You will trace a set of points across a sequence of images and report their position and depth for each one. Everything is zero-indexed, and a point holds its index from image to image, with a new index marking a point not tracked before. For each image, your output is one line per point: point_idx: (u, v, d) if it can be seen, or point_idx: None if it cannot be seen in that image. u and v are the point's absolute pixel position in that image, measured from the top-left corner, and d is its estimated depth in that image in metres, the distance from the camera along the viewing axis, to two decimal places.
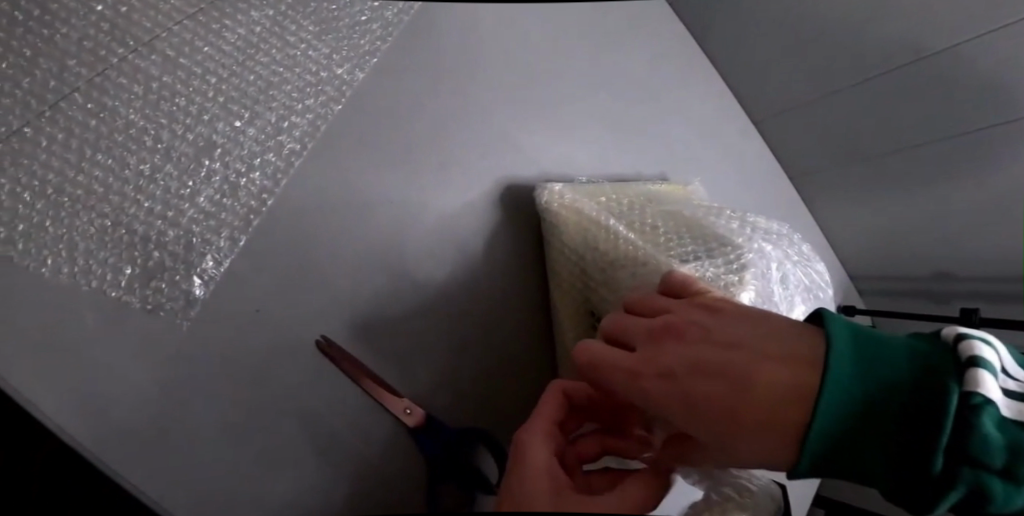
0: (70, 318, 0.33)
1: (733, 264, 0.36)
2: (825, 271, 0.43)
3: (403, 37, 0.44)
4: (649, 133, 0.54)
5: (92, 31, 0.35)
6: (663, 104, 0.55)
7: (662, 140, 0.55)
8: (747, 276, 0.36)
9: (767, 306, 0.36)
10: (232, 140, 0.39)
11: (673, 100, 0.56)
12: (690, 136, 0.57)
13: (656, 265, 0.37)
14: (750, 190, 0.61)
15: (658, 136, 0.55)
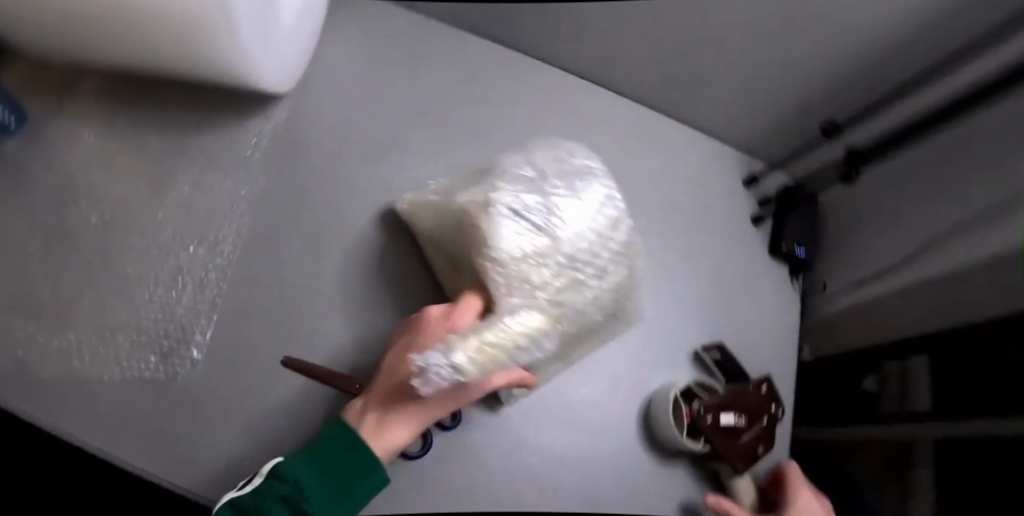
0: (124, 396, 0.53)
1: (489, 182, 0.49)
2: (598, 157, 0.54)
3: (278, 151, 0.64)
4: (481, 129, 0.72)
5: (94, 232, 0.58)
6: (483, 106, 0.73)
7: (493, 130, 0.72)
8: (498, 185, 0.48)
9: (520, 198, 0.48)
10: (191, 257, 0.58)
11: (491, 100, 0.74)
12: (518, 118, 0.73)
13: (449, 209, 0.51)
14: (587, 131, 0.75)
15: (489, 127, 0.72)
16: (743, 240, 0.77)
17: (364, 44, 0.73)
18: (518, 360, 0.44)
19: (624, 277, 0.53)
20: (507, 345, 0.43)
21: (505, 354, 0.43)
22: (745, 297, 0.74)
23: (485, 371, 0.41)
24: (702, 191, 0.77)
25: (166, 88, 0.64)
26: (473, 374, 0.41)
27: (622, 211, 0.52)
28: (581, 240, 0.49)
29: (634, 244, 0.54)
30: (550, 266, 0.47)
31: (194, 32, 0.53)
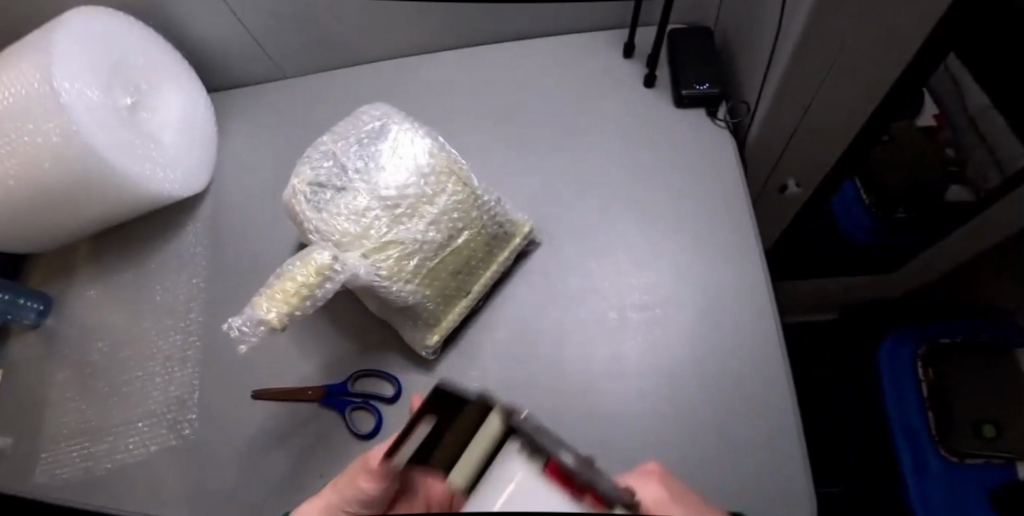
0: (156, 467, 0.65)
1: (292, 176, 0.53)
2: (390, 104, 0.55)
3: (212, 238, 0.77)
4: None
5: (112, 357, 0.74)
6: None
7: None
8: (296, 175, 0.52)
9: (317, 177, 0.51)
10: (171, 346, 0.71)
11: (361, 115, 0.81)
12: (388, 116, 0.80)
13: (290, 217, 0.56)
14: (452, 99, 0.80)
15: None
16: (642, 110, 0.72)
17: (253, 125, 0.85)
18: (328, 293, 0.43)
19: (458, 193, 0.52)
20: (303, 286, 0.42)
21: (306, 295, 0.42)
22: (663, 161, 0.69)
23: (291, 315, 0.42)
24: (581, 87, 0.75)
25: (130, 233, 0.82)
26: (277, 323, 0.42)
27: (426, 136, 0.53)
28: (387, 179, 0.51)
29: (458, 159, 0.53)
30: (361, 214, 0.50)
31: (99, 186, 0.67)
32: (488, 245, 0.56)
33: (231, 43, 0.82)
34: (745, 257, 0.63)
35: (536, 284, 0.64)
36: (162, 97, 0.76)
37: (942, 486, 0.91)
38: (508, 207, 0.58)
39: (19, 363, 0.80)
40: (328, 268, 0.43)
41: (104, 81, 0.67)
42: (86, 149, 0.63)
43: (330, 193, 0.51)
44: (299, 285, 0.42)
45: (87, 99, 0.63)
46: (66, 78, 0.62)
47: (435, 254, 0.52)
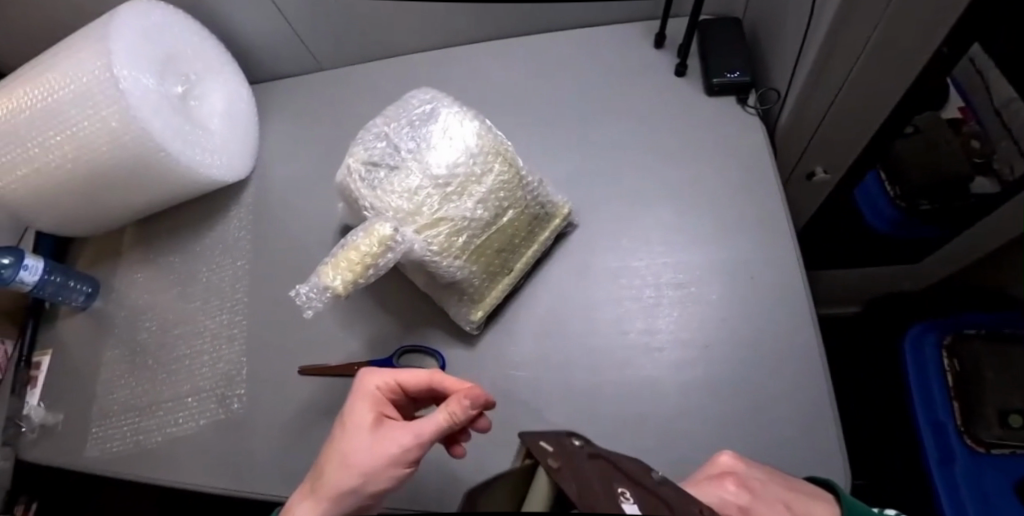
0: (206, 440, 0.68)
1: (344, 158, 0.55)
2: (435, 90, 0.57)
3: (254, 222, 0.80)
4: None
5: (161, 337, 0.77)
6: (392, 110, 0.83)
7: None
8: (349, 157, 0.54)
9: (369, 158, 0.53)
10: (217, 325, 0.74)
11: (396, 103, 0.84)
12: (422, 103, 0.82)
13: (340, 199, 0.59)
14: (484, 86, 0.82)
15: None
16: (672, 98, 0.74)
17: (292, 116, 0.88)
18: (389, 263, 0.45)
19: (504, 172, 0.54)
20: (366, 257, 0.44)
21: (368, 264, 0.44)
22: (694, 147, 0.71)
23: (355, 284, 0.44)
24: (613, 77, 0.77)
25: (175, 218, 0.85)
26: (343, 292, 0.44)
27: (473, 118, 0.55)
28: (438, 159, 0.53)
29: (503, 141, 0.55)
30: (413, 191, 0.52)
31: (156, 171, 0.70)
32: (530, 225, 0.59)
33: (273, 36, 0.85)
34: (777, 238, 0.65)
35: (572, 265, 0.67)
36: (208, 87, 0.79)
37: (967, 475, 0.91)
38: (549, 189, 0.60)
39: (69, 342, 0.84)
40: (390, 239, 0.45)
41: (158, 71, 0.70)
42: (144, 135, 0.66)
43: (383, 172, 0.53)
44: (362, 256, 0.44)
45: (144, 88, 0.66)
46: (125, 67, 0.65)
47: (482, 231, 0.54)
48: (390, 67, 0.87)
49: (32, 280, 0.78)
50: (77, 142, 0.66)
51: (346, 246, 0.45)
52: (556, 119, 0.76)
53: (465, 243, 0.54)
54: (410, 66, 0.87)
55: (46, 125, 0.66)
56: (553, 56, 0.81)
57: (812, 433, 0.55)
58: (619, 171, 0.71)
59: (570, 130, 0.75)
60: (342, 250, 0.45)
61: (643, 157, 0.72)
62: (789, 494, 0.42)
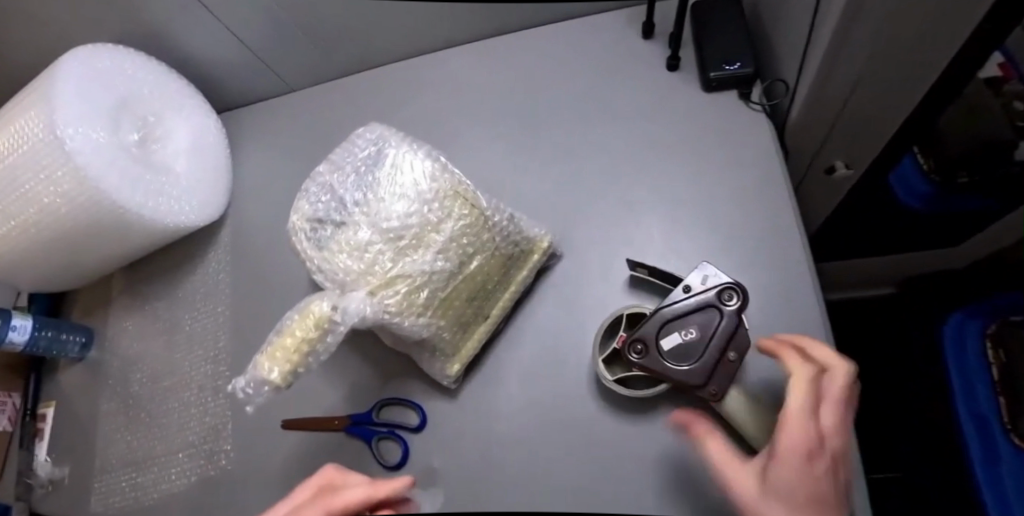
0: (197, 497, 0.66)
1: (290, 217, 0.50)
2: (384, 126, 0.51)
3: (233, 264, 0.77)
4: None
5: (151, 389, 0.75)
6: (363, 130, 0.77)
7: None
8: (293, 216, 0.49)
9: (314, 215, 0.48)
10: (202, 377, 0.72)
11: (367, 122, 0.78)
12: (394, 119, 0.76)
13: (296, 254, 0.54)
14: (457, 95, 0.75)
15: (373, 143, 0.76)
16: (667, 97, 0.65)
17: (264, 146, 0.83)
18: (330, 346, 0.41)
19: (465, 215, 0.48)
20: (306, 342, 0.41)
21: (307, 349, 0.41)
22: (692, 153, 0.62)
23: (295, 374, 0.41)
24: (597, 77, 0.69)
25: (157, 262, 0.83)
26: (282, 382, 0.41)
27: (425, 155, 0.48)
28: (388, 210, 0.47)
29: (463, 178, 0.49)
30: (364, 250, 0.46)
31: (120, 225, 0.67)
32: (506, 266, 0.52)
33: (235, 63, 0.80)
34: (794, 257, 0.56)
35: (559, 301, 0.60)
36: (171, 126, 0.75)
37: (1018, 475, 0.73)
38: (525, 222, 0.53)
39: (69, 394, 0.84)
40: (327, 320, 0.41)
41: (110, 120, 0.66)
42: (99, 193, 0.63)
43: (331, 229, 0.48)
44: (299, 341, 0.41)
45: (95, 142, 0.63)
46: (70, 122, 0.61)
47: (447, 283, 0.49)
48: (360, 82, 0.81)
49: (22, 340, 0.77)
50: (35, 205, 0.64)
51: (281, 339, 0.41)
52: (538, 131, 0.69)
53: (424, 297, 0.47)
54: (380, 78, 0.80)
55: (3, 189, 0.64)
56: (531, 54, 0.73)
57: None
58: (608, 187, 0.64)
59: (553, 143, 0.68)
60: (274, 343, 0.41)
61: (634, 169, 0.64)
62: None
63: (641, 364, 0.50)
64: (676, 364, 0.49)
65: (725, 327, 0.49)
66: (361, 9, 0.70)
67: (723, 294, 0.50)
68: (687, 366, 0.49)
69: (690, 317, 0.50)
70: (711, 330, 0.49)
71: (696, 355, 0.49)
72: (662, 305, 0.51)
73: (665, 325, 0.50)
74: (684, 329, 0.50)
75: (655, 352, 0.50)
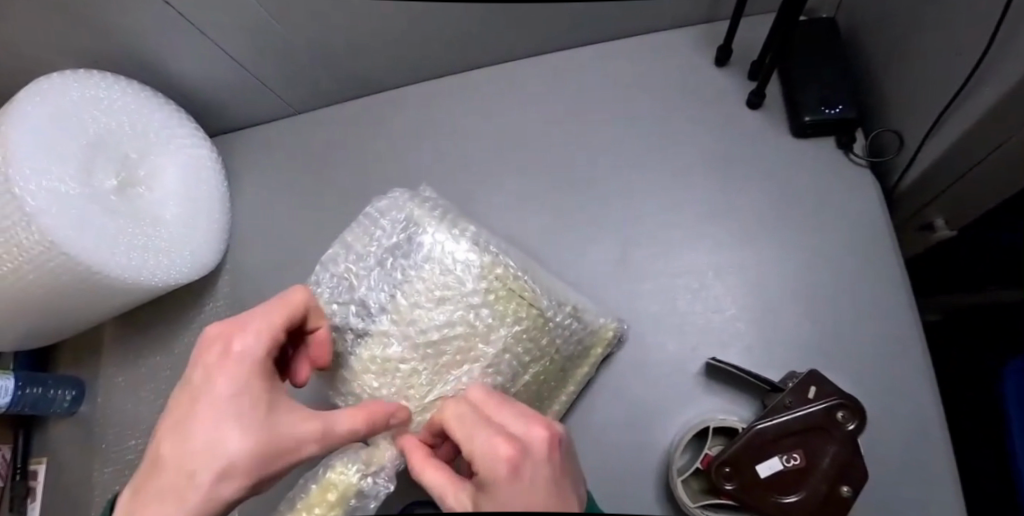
0: None
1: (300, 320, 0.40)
2: (415, 201, 0.41)
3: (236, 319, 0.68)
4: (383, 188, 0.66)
5: None
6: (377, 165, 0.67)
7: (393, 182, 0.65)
8: None
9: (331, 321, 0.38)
10: None
11: (382, 154, 0.67)
12: (411, 152, 0.65)
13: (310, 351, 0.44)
14: (484, 120, 0.63)
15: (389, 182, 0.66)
16: (743, 137, 0.55)
17: (265, 178, 0.73)
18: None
19: (521, 320, 0.38)
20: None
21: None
22: (779, 213, 0.52)
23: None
24: (657, 106, 0.58)
25: (153, 309, 0.75)
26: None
27: (470, 245, 0.38)
28: (422, 320, 0.37)
29: (517, 272, 0.39)
30: (394, 369, 0.37)
31: (102, 289, 0.58)
32: (563, 367, 0.44)
33: (229, 85, 0.68)
34: (906, 353, 0.46)
35: (621, 400, 0.48)
36: (157, 162, 0.65)
37: None
38: (586, 312, 0.44)
39: (63, 451, 0.77)
40: (354, 494, 0.37)
41: (80, 164, 0.56)
42: (73, 260, 0.54)
43: (350, 340, 0.38)
44: None
45: (61, 196, 0.53)
46: (28, 173, 0.52)
47: None
48: (372, 104, 0.70)
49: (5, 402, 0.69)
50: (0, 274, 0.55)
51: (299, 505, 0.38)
52: (585, 175, 0.57)
53: None
54: (395, 99, 0.69)
55: None
56: (574, 73, 0.61)
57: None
58: (672, 250, 0.52)
59: (604, 190, 0.56)
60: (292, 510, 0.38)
61: (706, 228, 0.53)
62: (520, 479, 0.29)
63: (733, 492, 0.39)
64: (776, 496, 0.39)
65: (838, 454, 0.39)
66: (372, 25, 0.57)
67: (837, 411, 0.40)
68: (792, 500, 0.39)
69: (796, 435, 0.40)
70: (821, 457, 0.39)
71: (802, 486, 0.39)
72: (762, 418, 0.40)
73: (764, 444, 0.40)
74: (785, 452, 0.40)
75: (750, 478, 0.39)
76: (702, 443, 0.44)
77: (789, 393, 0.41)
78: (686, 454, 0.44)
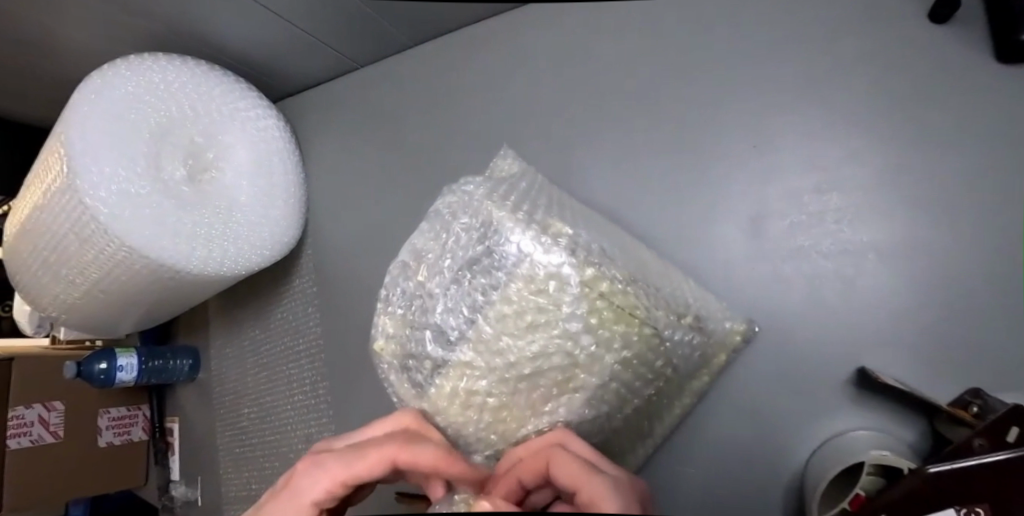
0: None
1: (376, 343, 0.35)
2: (493, 199, 0.33)
3: (318, 297, 0.67)
4: (453, 160, 0.60)
5: (257, 427, 0.73)
6: (448, 134, 0.60)
7: (464, 154, 0.59)
8: (381, 343, 0.35)
9: (409, 346, 0.34)
10: (303, 423, 0.67)
11: (451, 123, 0.60)
12: (484, 119, 0.58)
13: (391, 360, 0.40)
14: (567, 81, 0.54)
15: (460, 154, 0.59)
16: (925, 65, 0.40)
17: (334, 150, 0.69)
18: None
19: (632, 344, 0.31)
20: None
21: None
22: (976, 172, 0.38)
23: None
24: (793, 37, 0.44)
25: (242, 287, 0.76)
26: None
27: (563, 253, 0.31)
28: (509, 350, 0.31)
29: (624, 285, 0.31)
30: (481, 405, 0.32)
31: (188, 280, 0.59)
32: (680, 384, 0.36)
33: (284, 48, 0.62)
34: None
35: (744, 409, 0.42)
36: (225, 142, 0.60)
37: None
38: (708, 319, 0.35)
39: (187, 413, 0.84)
40: None
41: (146, 160, 0.55)
42: (152, 259, 0.54)
43: (429, 369, 0.33)
44: None
45: (130, 197, 0.53)
46: (95, 179, 0.51)
47: (600, 432, 0.33)
48: (438, 63, 0.62)
49: (132, 376, 0.77)
50: (96, 271, 0.56)
51: None
52: (691, 133, 0.47)
53: None
54: (462, 55, 0.60)
55: (54, 252, 0.57)
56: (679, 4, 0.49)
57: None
58: (806, 226, 0.42)
59: (718, 153, 0.46)
60: None
61: (857, 195, 0.41)
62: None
63: None
64: None
65: None
66: None
67: None
68: None
69: (980, 482, 0.31)
70: None
71: None
72: (939, 461, 0.31)
73: (942, 497, 0.31)
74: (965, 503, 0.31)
75: None
76: (851, 475, 0.36)
77: (979, 434, 0.32)
78: (830, 485, 0.37)
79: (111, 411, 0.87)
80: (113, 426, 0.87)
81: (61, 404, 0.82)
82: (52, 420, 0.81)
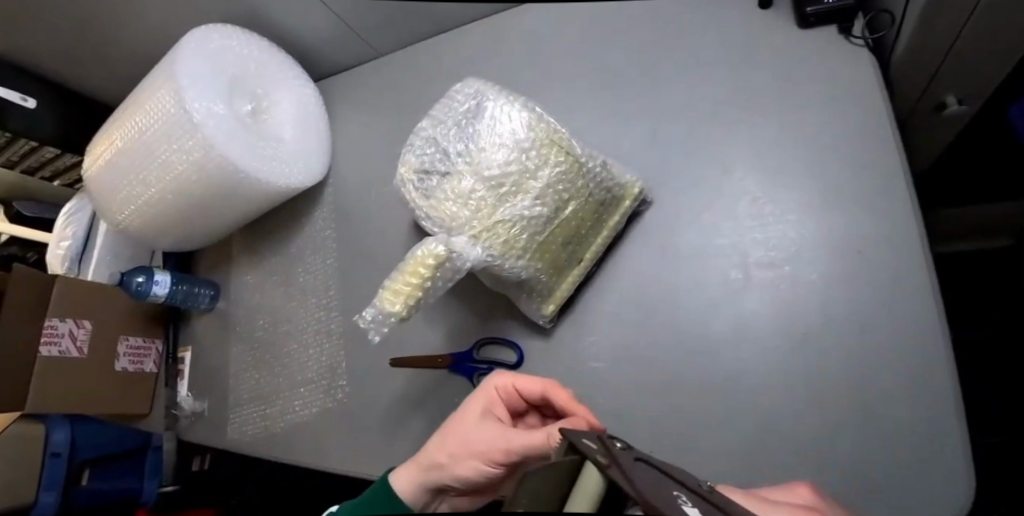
0: (314, 425, 0.78)
1: (401, 172, 0.55)
2: (480, 81, 0.54)
3: (334, 223, 0.85)
4: None
5: (272, 335, 0.87)
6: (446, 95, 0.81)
7: None
8: (405, 170, 0.55)
9: (424, 167, 0.54)
10: (315, 323, 0.83)
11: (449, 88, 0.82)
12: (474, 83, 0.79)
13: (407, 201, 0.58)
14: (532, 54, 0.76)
15: None
16: (757, 38, 0.63)
17: (355, 113, 0.89)
18: (452, 272, 0.50)
19: (562, 162, 0.51)
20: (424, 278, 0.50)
21: (423, 286, 0.50)
22: (786, 98, 0.60)
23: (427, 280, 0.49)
24: (679, 24, 0.68)
25: (268, 224, 0.92)
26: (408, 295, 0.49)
27: (521, 107, 0.51)
28: (486, 161, 0.51)
29: (558, 128, 0.51)
30: (467, 197, 0.51)
31: (239, 188, 0.76)
32: (597, 211, 0.55)
33: (327, 33, 0.84)
34: (898, 199, 0.53)
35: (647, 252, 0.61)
36: (278, 95, 0.81)
37: None
38: (615, 168, 0.55)
39: (204, 339, 0.97)
40: (446, 258, 0.49)
41: (224, 92, 0.74)
42: (218, 162, 0.72)
43: (436, 180, 0.53)
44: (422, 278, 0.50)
45: (211, 113, 0.71)
46: (191, 96, 0.70)
47: (543, 228, 0.51)
48: (440, 47, 0.84)
49: (163, 293, 0.91)
50: (174, 172, 0.74)
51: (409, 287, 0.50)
52: (616, 85, 0.69)
53: (523, 233, 0.50)
54: (458, 41, 0.82)
55: (143, 158, 0.75)
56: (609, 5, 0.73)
57: (927, 441, 0.47)
58: (686, 137, 0.63)
59: (632, 97, 0.68)
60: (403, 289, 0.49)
61: (718, 117, 0.63)
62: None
63: None
64: None
65: None
66: None
67: None
68: None
69: None
70: None
71: None
72: None
73: None
74: None
75: None
76: None
77: None
78: None
79: (129, 338, 0.99)
80: (130, 353, 0.98)
81: (89, 323, 0.93)
82: (79, 336, 0.91)
